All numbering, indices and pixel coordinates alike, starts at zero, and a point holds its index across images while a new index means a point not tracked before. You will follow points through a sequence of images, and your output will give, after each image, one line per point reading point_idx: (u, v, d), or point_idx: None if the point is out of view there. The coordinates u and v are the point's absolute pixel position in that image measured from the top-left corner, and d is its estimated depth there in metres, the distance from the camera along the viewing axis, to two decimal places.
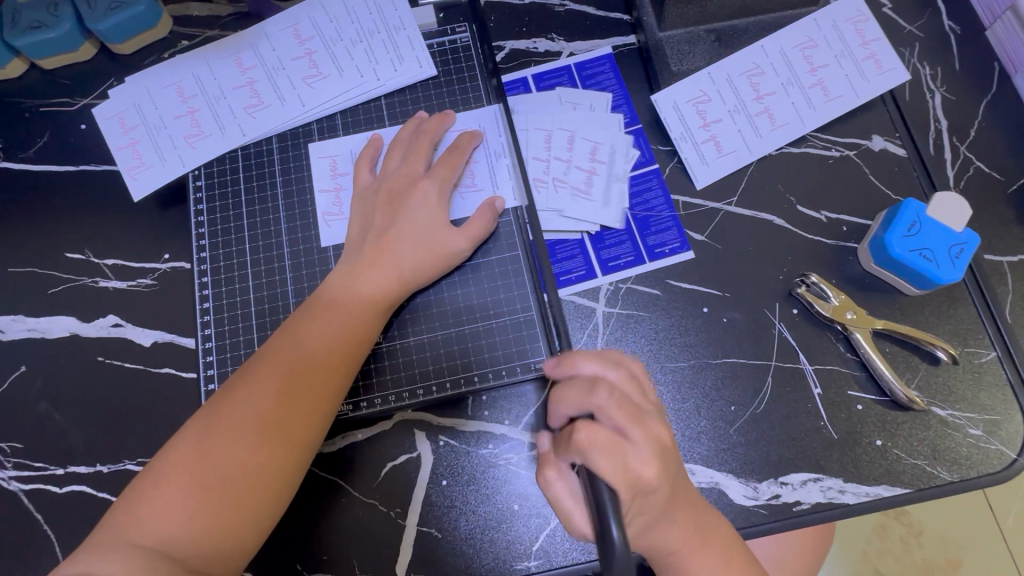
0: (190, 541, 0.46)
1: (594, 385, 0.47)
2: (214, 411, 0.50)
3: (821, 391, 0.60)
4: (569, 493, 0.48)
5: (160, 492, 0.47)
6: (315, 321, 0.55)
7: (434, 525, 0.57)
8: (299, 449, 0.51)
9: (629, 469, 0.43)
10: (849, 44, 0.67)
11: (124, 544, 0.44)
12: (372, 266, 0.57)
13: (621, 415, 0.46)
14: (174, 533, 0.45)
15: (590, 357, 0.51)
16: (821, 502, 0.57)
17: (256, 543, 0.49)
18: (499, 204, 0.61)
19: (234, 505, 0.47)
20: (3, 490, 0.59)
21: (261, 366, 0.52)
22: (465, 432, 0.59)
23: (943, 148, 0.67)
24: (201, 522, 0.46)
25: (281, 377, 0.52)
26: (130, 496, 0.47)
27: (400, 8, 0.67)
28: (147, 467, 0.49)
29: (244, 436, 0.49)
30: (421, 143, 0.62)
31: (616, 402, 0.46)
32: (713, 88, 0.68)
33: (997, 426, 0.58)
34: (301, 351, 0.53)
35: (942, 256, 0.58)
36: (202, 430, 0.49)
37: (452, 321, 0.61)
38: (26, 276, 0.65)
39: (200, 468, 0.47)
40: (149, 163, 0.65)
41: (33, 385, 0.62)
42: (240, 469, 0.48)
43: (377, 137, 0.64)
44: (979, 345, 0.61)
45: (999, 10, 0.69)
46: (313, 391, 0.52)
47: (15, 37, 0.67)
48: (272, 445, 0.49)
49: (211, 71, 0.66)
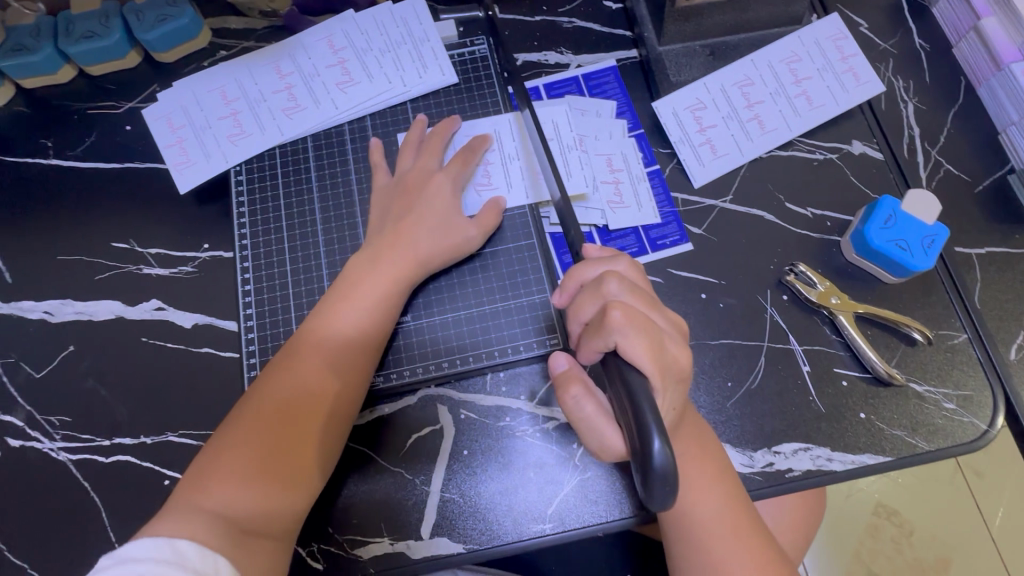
0: (250, 506, 0.51)
1: (602, 280, 0.51)
2: (266, 389, 0.56)
3: (809, 369, 0.65)
4: (598, 409, 0.50)
5: (222, 465, 0.52)
6: (331, 326, 0.60)
7: (455, 491, 0.61)
8: (329, 441, 0.56)
9: (658, 347, 0.47)
10: (829, 59, 0.75)
11: (191, 511, 0.49)
12: (387, 271, 0.62)
13: (639, 331, 0.46)
14: (234, 501, 0.50)
15: (594, 262, 0.54)
16: (811, 469, 0.62)
17: (295, 526, 0.54)
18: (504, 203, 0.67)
19: (287, 473, 0.53)
20: (52, 460, 0.63)
21: (281, 371, 0.57)
22: (484, 405, 0.64)
23: (916, 153, 0.73)
24: (260, 488, 0.52)
25: (301, 378, 0.57)
26: (193, 473, 0.52)
27: (424, 22, 0.74)
28: (207, 445, 0.54)
29: (294, 407, 0.55)
30: (432, 144, 0.68)
31: (629, 289, 0.50)
32: (708, 97, 0.74)
33: (969, 400, 0.64)
34: (320, 355, 0.58)
35: (915, 245, 0.64)
36: (256, 407, 0.55)
37: (456, 319, 0.66)
38: (74, 264, 0.70)
39: (256, 439, 0.53)
40: (195, 159, 0.70)
41: (80, 364, 0.67)
42: (292, 438, 0.54)
43: (377, 143, 0.69)
44: (951, 328, 0.67)
45: (963, 30, 0.76)
46: (331, 392, 0.57)
47: (68, 45, 0.73)
48: (305, 439, 0.55)
49: (252, 77, 0.72)
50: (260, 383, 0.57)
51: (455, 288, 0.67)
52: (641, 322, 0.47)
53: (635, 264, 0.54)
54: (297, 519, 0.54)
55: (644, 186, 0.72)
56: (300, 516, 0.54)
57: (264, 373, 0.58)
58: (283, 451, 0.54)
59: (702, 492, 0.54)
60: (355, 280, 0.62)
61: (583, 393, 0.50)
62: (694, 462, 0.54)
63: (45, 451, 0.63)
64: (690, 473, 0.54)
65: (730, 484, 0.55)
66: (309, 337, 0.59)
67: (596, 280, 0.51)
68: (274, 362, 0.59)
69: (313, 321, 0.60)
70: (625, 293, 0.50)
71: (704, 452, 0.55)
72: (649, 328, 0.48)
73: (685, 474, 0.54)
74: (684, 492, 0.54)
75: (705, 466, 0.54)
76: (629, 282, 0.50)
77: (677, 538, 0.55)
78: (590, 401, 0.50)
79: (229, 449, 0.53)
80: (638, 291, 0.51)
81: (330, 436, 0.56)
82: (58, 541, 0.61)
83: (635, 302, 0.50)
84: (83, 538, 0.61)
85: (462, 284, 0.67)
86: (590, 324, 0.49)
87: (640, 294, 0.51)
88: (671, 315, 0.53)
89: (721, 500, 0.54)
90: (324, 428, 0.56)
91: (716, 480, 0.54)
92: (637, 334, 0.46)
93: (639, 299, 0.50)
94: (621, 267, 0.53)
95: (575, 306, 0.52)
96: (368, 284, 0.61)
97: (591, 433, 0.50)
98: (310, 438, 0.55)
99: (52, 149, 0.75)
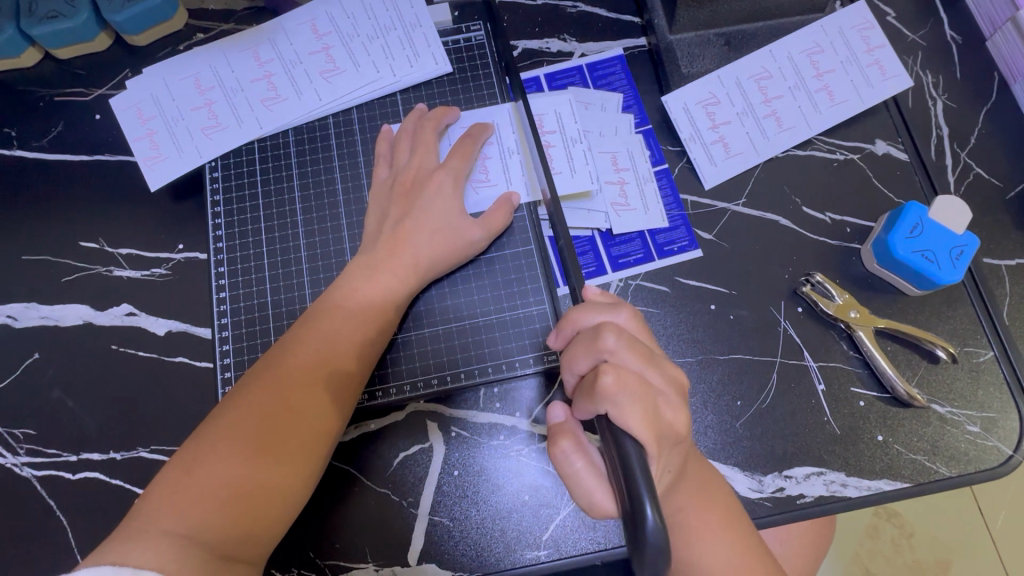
0: (220, 526, 0.46)
1: (599, 333, 0.47)
2: (245, 397, 0.51)
3: (824, 387, 0.61)
4: (589, 465, 0.47)
5: (194, 479, 0.47)
6: (319, 332, 0.55)
7: (445, 515, 0.58)
8: (312, 460, 0.51)
9: (655, 412, 0.44)
10: (855, 51, 0.69)
11: (157, 531, 0.45)
12: (385, 278, 0.57)
13: (632, 398, 0.43)
14: (205, 520, 0.46)
15: (592, 310, 0.50)
16: (824, 495, 0.58)
17: (270, 547, 0.50)
18: (515, 199, 0.62)
19: (264, 489, 0.49)
20: (16, 476, 0.59)
21: (263, 379, 0.52)
22: (477, 423, 0.60)
23: (944, 154, 0.68)
24: (236, 505, 0.47)
25: (285, 389, 0.52)
26: (165, 484, 0.48)
27: (416, 6, 0.68)
28: (179, 454, 0.49)
29: (275, 419, 0.51)
30: (427, 135, 0.62)
31: (625, 346, 0.46)
32: (722, 91, 0.69)
33: (994, 423, 0.60)
34: (309, 361, 0.53)
35: (944, 258, 0.60)
36: (234, 416, 0.50)
37: (455, 326, 0.61)
38: (39, 264, 0.66)
39: (231, 452, 0.48)
40: (167, 154, 0.65)
41: (46, 373, 0.62)
42: (271, 453, 0.49)
43: (385, 130, 0.65)
44: (977, 344, 0.62)
45: (999, 21, 0.71)
46: (318, 406, 0.52)
47: (30, 26, 0.67)
48: (285, 455, 0.50)
49: (229, 65, 0.67)
50: (240, 389, 0.53)
51: (455, 292, 0.62)
52: (634, 386, 0.44)
53: (636, 314, 0.51)
54: (272, 540, 0.50)
55: (651, 187, 0.67)
56: (276, 538, 0.50)
57: (244, 378, 0.53)
58: (262, 468, 0.49)
59: (709, 543, 0.50)
60: (349, 286, 0.57)
61: (574, 449, 0.47)
62: (694, 511, 0.51)
63: (8, 466, 0.59)
64: (694, 524, 0.50)
65: (739, 531, 0.51)
66: (296, 342, 0.54)
67: (593, 332, 0.47)
68: (256, 367, 0.54)
69: (300, 327, 0.55)
70: (621, 349, 0.46)
71: (709, 500, 0.51)
72: (644, 391, 0.44)
73: (683, 527, 0.50)
74: (688, 542, 0.50)
75: (707, 515, 0.51)
76: (628, 336, 0.47)
77: None
78: (581, 457, 0.47)
79: (203, 463, 0.48)
80: (637, 346, 0.47)
81: (314, 452, 0.52)
82: (21, 562, 0.57)
83: (633, 361, 0.46)
84: (46, 560, 0.57)
85: (463, 288, 0.62)
86: (584, 382, 0.47)
87: (638, 351, 0.47)
88: (669, 368, 0.49)
89: (723, 549, 0.50)
90: (309, 445, 0.51)
91: (723, 527, 0.51)
92: (631, 400, 0.43)
93: (637, 355, 0.46)
94: (622, 320, 0.50)
95: (570, 356, 0.49)
96: (364, 289, 0.57)
97: (579, 490, 0.47)
98: (294, 455, 0.50)
99: (16, 139, 0.69)
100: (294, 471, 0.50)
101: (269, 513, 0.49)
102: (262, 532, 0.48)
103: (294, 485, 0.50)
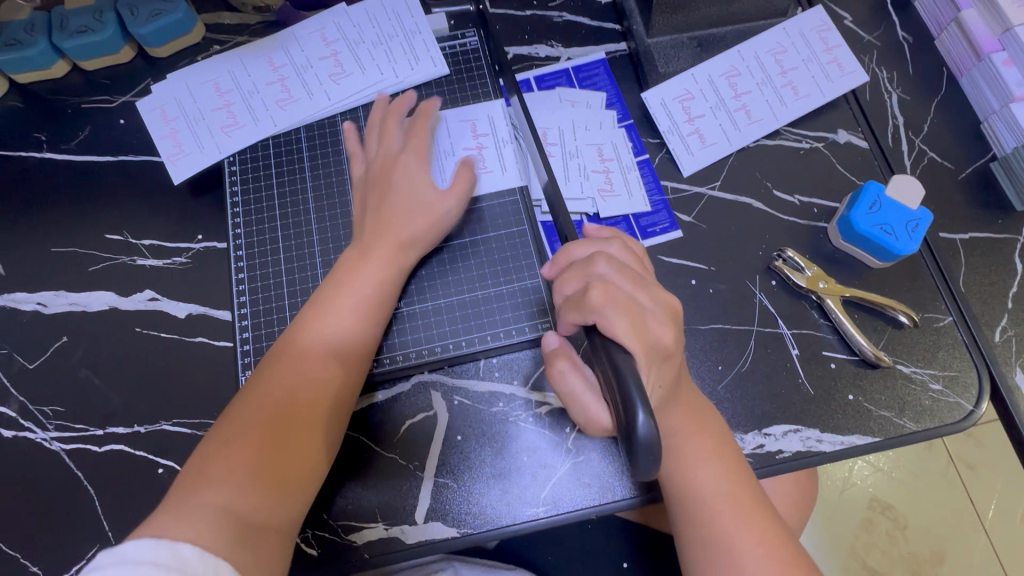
0: (252, 499, 0.50)
1: (593, 260, 0.51)
2: (260, 383, 0.56)
3: (798, 352, 0.66)
4: (583, 382, 0.52)
5: (223, 460, 0.51)
6: (323, 317, 0.59)
7: (450, 476, 0.62)
8: (327, 435, 0.56)
9: (639, 330, 0.48)
10: (815, 50, 0.76)
11: (193, 508, 0.47)
12: (382, 263, 0.62)
13: (619, 309, 0.47)
14: (237, 495, 0.49)
15: (585, 243, 0.54)
16: (801, 450, 0.63)
17: (297, 519, 0.53)
18: (472, 162, 0.67)
19: (290, 462, 0.53)
20: (46, 450, 0.63)
21: (276, 366, 0.57)
22: (477, 391, 0.65)
23: (900, 141, 0.75)
24: (264, 481, 0.51)
25: (298, 373, 0.56)
26: (195, 467, 0.51)
27: (416, 16, 0.75)
28: (204, 441, 0.53)
29: (292, 399, 0.55)
30: (392, 123, 0.67)
31: (615, 270, 0.51)
32: (696, 87, 0.76)
33: (955, 381, 0.65)
34: (317, 343, 0.58)
35: (900, 230, 0.66)
36: (253, 401, 0.54)
37: (453, 301, 0.66)
38: (68, 256, 0.71)
39: (254, 432, 0.52)
40: (188, 150, 0.71)
41: (74, 354, 0.67)
42: (292, 429, 0.54)
43: (350, 126, 0.70)
44: (937, 311, 0.68)
45: (945, 21, 0.78)
46: (330, 384, 0.57)
47: (62, 40, 0.73)
48: (304, 432, 0.54)
49: (245, 70, 0.73)
50: (255, 379, 0.57)
51: (442, 276, 0.67)
52: (620, 302, 0.48)
53: (627, 246, 0.56)
54: (299, 513, 0.53)
55: (634, 175, 0.73)
56: (305, 507, 0.54)
57: (258, 368, 0.58)
58: (287, 441, 0.53)
59: (699, 467, 0.54)
60: (345, 272, 0.62)
61: (569, 367, 0.52)
62: (690, 438, 0.55)
63: (39, 441, 0.63)
64: (686, 448, 0.54)
65: (730, 459, 0.55)
66: (304, 329, 0.59)
67: (584, 260, 0.52)
68: (268, 356, 0.58)
69: (305, 314, 0.60)
70: (612, 272, 0.50)
71: (702, 424, 0.56)
72: (629, 306, 0.49)
73: (680, 450, 0.54)
74: (680, 464, 0.54)
75: (703, 439, 0.55)
76: (617, 262, 0.51)
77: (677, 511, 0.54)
78: (576, 374, 0.52)
79: (230, 444, 0.52)
80: (626, 271, 0.51)
81: (328, 426, 0.56)
82: (51, 529, 0.61)
83: (621, 281, 0.50)
84: (75, 528, 0.61)
85: (453, 272, 0.67)
86: (571, 301, 0.50)
87: (628, 275, 0.51)
88: (661, 293, 0.53)
89: (717, 475, 0.54)
90: (325, 420, 0.56)
91: (714, 453, 0.55)
92: (615, 312, 0.47)
93: (627, 278, 0.51)
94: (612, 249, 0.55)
95: (560, 282, 0.52)
96: (359, 273, 0.61)
97: (575, 406, 0.52)
98: (313, 429, 0.55)
99: (45, 143, 0.75)
100: (313, 443, 0.55)
101: (296, 486, 0.53)
102: (290, 504, 0.52)
103: (315, 457, 0.55)
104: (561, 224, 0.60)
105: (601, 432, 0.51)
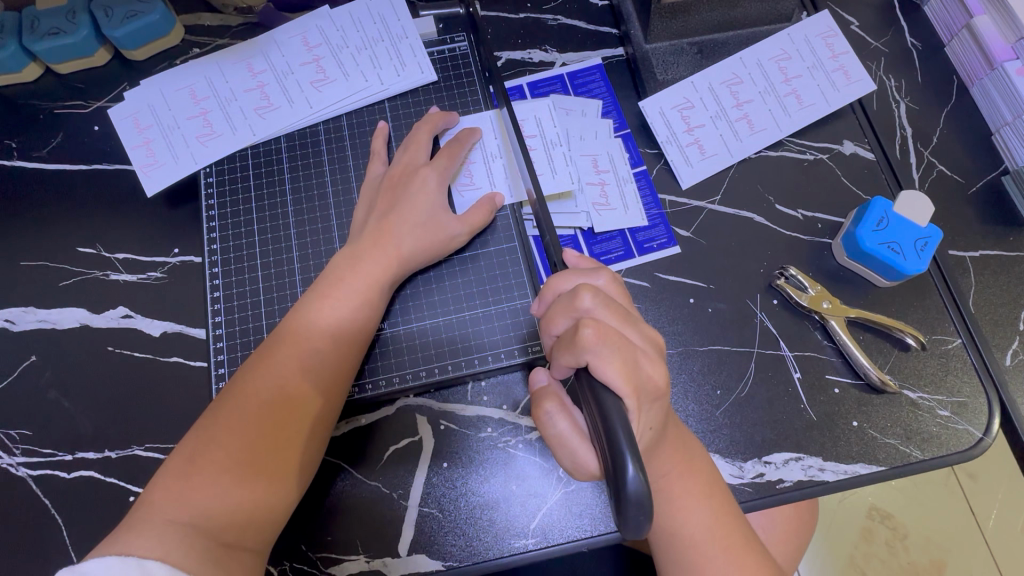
0: (222, 515, 0.47)
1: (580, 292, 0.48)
2: (239, 390, 0.53)
3: (800, 375, 0.63)
4: (572, 425, 0.49)
5: (194, 472, 0.48)
6: (309, 324, 0.56)
7: (434, 506, 0.59)
8: (308, 448, 0.53)
9: (630, 370, 0.45)
10: (820, 57, 0.73)
11: (160, 522, 0.45)
12: (371, 268, 0.59)
13: (610, 349, 0.45)
14: (207, 509, 0.47)
15: (570, 273, 0.52)
16: (803, 480, 0.60)
17: (273, 535, 0.50)
18: (498, 200, 0.64)
19: (266, 475, 0.50)
20: (12, 476, 0.60)
21: (256, 371, 0.54)
22: (464, 416, 0.62)
23: (908, 153, 0.72)
24: (237, 495, 0.48)
25: (281, 382, 0.53)
26: (166, 477, 0.48)
27: (402, 19, 0.71)
28: (178, 450, 0.50)
29: (271, 408, 0.52)
30: (421, 134, 0.64)
31: (603, 305, 0.48)
32: (696, 96, 0.72)
33: (964, 407, 0.62)
34: (302, 349, 0.55)
35: (909, 249, 0.63)
36: (231, 408, 0.51)
37: (433, 323, 0.63)
38: (38, 269, 0.67)
39: (229, 443, 0.50)
40: (162, 161, 0.67)
41: (43, 374, 0.64)
42: (269, 441, 0.51)
43: (382, 126, 0.68)
44: (946, 332, 0.65)
45: (956, 28, 0.75)
46: (312, 395, 0.54)
47: (32, 42, 0.70)
48: (284, 444, 0.51)
49: (223, 75, 0.70)
50: (235, 383, 0.54)
51: (445, 281, 0.65)
52: (612, 340, 0.45)
53: (616, 279, 0.53)
54: (275, 529, 0.50)
55: (631, 187, 0.70)
56: (281, 523, 0.51)
57: (238, 372, 0.55)
58: (262, 454, 0.50)
59: (689, 509, 0.51)
60: (335, 277, 0.59)
61: (558, 410, 0.49)
62: (679, 480, 0.52)
63: (4, 467, 0.60)
64: (675, 490, 0.51)
65: (720, 500, 0.52)
66: (289, 334, 0.56)
67: (571, 293, 0.49)
68: (250, 361, 0.55)
69: (290, 319, 0.57)
70: (600, 308, 0.48)
71: (692, 467, 0.52)
72: (622, 345, 0.46)
73: (668, 490, 0.51)
74: (669, 509, 0.51)
75: (693, 480, 0.52)
76: (605, 295, 0.48)
77: (664, 556, 0.52)
78: (564, 418, 0.49)
79: (203, 454, 0.49)
80: (615, 306, 0.48)
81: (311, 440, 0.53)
82: (15, 560, 0.58)
83: (610, 319, 0.48)
84: (40, 559, 0.58)
85: (449, 281, 0.65)
86: (561, 340, 0.48)
87: (617, 310, 0.48)
88: (649, 330, 0.50)
89: (709, 515, 0.51)
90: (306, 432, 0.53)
91: (705, 497, 0.52)
92: (608, 353, 0.45)
93: (616, 314, 0.48)
94: (601, 282, 0.52)
95: (548, 317, 0.50)
96: (348, 279, 0.58)
97: (565, 450, 0.49)
98: (294, 441, 0.52)
99: (16, 150, 0.72)
100: (292, 456, 0.52)
101: (272, 501, 0.50)
102: (265, 521, 0.49)
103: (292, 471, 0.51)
104: (547, 244, 0.58)
105: (589, 476, 0.49)
